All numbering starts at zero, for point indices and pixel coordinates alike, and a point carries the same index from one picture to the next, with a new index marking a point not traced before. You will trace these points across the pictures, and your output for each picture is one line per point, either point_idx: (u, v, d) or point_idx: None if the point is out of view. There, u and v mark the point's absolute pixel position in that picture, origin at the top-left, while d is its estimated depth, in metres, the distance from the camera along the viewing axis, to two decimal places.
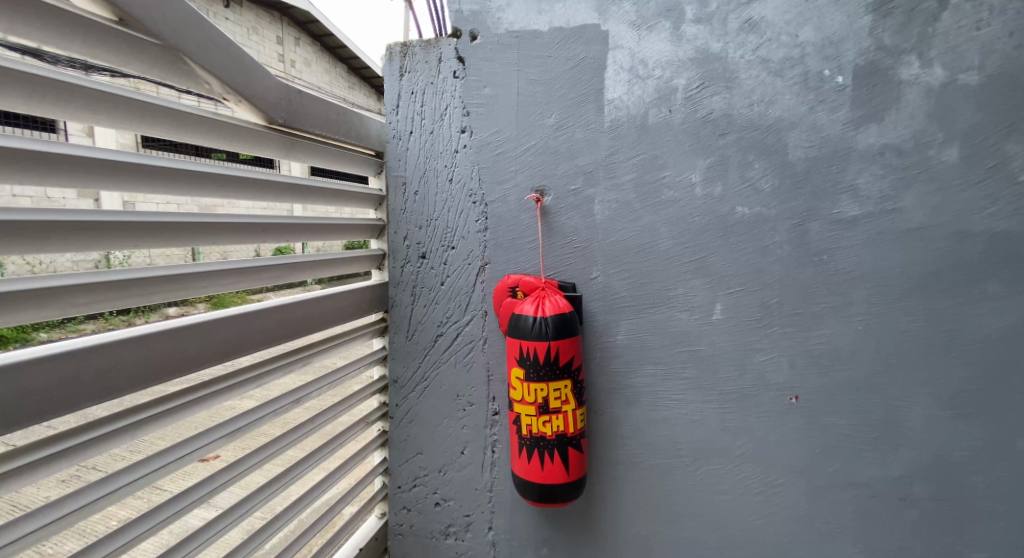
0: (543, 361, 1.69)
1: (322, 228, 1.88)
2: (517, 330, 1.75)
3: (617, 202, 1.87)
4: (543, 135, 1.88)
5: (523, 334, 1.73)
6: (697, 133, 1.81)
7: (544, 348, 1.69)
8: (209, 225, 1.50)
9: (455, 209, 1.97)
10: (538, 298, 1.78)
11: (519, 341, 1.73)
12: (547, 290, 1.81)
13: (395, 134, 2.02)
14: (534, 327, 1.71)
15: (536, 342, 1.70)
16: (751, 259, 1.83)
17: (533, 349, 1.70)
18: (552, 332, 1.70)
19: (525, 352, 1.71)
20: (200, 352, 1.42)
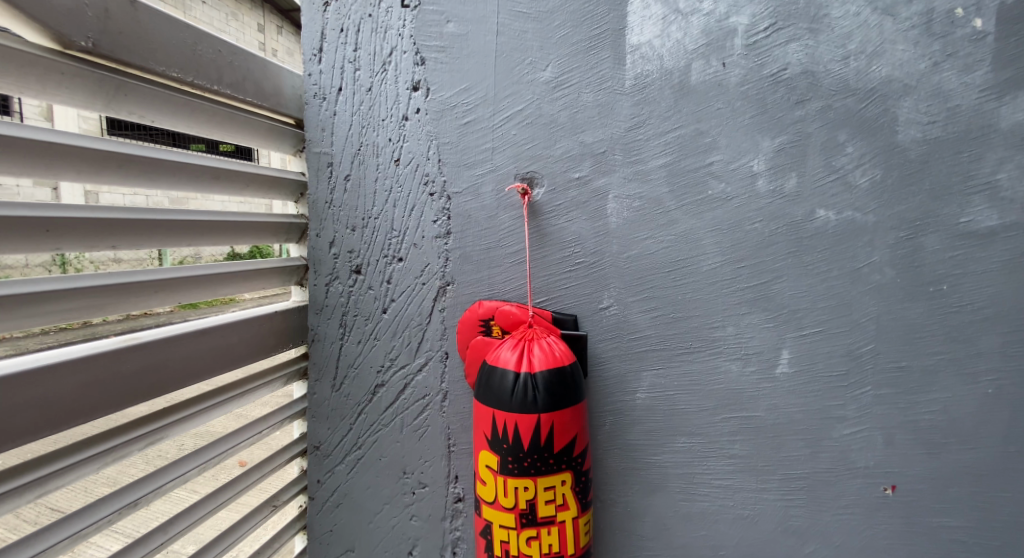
0: (529, 449, 1.08)
1: (203, 226, 1.27)
2: (489, 395, 1.13)
3: (641, 199, 1.27)
4: (533, 97, 1.26)
5: (499, 402, 1.11)
6: (763, 99, 1.21)
7: (531, 428, 1.08)
8: (145, 223, 1.15)
9: (404, 203, 1.34)
10: (524, 344, 1.16)
11: (492, 414, 1.11)
12: (538, 331, 1.20)
13: (318, 92, 1.37)
14: (516, 393, 1.10)
15: (519, 418, 1.08)
16: (835, 287, 1.25)
17: (514, 429, 1.08)
18: (544, 401, 1.09)
19: (501, 431, 1.10)
20: (111, 383, 1.05)
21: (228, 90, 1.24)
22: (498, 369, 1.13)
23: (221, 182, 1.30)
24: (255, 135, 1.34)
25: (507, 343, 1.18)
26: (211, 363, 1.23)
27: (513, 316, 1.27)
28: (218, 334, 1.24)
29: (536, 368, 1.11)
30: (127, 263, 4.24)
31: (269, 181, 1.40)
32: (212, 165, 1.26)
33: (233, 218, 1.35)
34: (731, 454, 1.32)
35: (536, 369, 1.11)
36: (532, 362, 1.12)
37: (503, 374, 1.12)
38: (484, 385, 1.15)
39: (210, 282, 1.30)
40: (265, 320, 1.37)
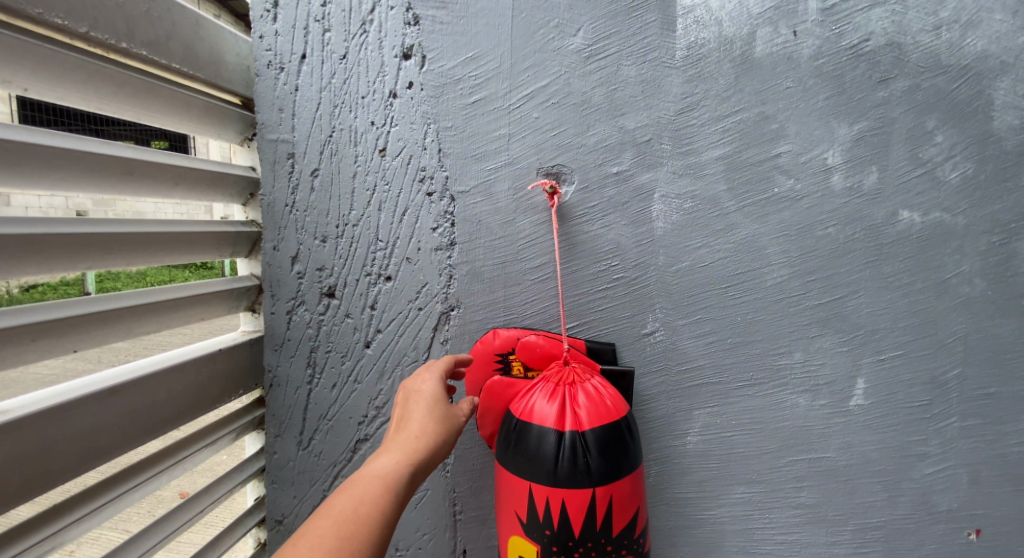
0: (580, 534, 0.84)
1: (111, 241, 0.91)
2: (521, 461, 0.88)
3: (693, 199, 1.03)
4: (559, 70, 1.00)
5: (537, 473, 0.86)
6: (840, 76, 1.00)
7: (582, 507, 0.84)
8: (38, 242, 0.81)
9: (392, 205, 1.04)
10: (563, 390, 0.91)
11: (529, 489, 0.86)
12: (577, 370, 0.95)
13: (274, 60, 1.02)
14: (560, 460, 0.85)
15: (567, 494, 0.84)
16: (919, 303, 1.05)
17: (561, 510, 0.84)
18: (596, 470, 0.85)
19: (542, 513, 0.85)
20: None
21: (142, 50, 0.89)
22: (533, 427, 0.88)
23: (137, 179, 0.94)
24: (184, 114, 0.99)
25: (540, 391, 0.92)
26: (124, 434, 0.89)
27: (542, 349, 1.00)
28: (134, 394, 0.90)
29: (585, 426, 0.87)
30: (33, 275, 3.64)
31: (208, 178, 1.04)
32: (123, 156, 0.90)
33: (156, 228, 0.99)
34: (797, 503, 1.11)
35: (585, 427, 0.87)
36: (577, 416, 0.88)
37: (540, 434, 0.87)
38: (513, 447, 0.89)
39: (120, 319, 0.95)
40: (203, 364, 1.03)
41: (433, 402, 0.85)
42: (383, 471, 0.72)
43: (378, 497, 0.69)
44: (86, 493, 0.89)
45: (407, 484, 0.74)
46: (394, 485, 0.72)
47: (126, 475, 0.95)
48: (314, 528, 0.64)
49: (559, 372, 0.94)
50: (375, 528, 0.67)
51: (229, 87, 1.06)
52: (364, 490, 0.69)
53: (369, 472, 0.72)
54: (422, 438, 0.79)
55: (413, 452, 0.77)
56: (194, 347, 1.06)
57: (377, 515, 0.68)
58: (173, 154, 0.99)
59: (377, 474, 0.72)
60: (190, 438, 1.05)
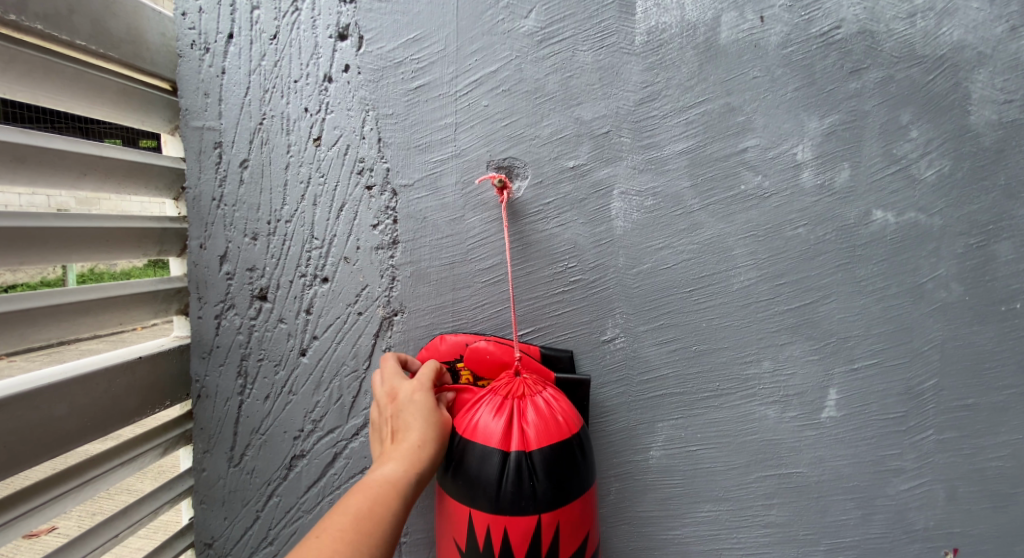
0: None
1: (8, 237, 0.81)
2: (462, 484, 0.79)
3: (656, 196, 0.95)
4: (510, 54, 0.93)
5: (478, 496, 0.78)
6: (809, 65, 0.93)
7: (525, 535, 0.76)
8: None
9: (328, 200, 0.96)
10: (514, 405, 0.82)
11: (468, 515, 0.78)
12: (528, 382, 0.85)
13: (198, 40, 0.95)
14: (503, 483, 0.77)
15: (508, 520, 0.76)
16: (893, 308, 0.98)
17: (502, 539, 0.76)
18: (543, 494, 0.77)
19: (483, 542, 0.77)
20: None
21: (36, 25, 0.83)
22: (479, 447, 0.79)
23: (32, 167, 0.85)
24: (93, 99, 0.92)
25: (487, 405, 0.83)
26: (10, 452, 0.79)
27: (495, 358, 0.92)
28: (23, 407, 0.81)
29: (533, 446, 0.79)
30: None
31: (124, 169, 0.96)
32: (10, 140, 0.81)
33: (61, 222, 0.88)
34: (767, 522, 1.03)
35: (533, 447, 0.78)
36: (525, 435, 0.79)
37: (485, 454, 0.78)
38: (455, 467, 0.81)
39: (12, 322, 0.83)
40: (117, 376, 0.93)
41: (434, 401, 0.79)
42: (390, 478, 0.69)
43: (386, 504, 0.67)
44: None
45: (413, 491, 0.71)
46: (402, 493, 0.69)
47: (12, 501, 0.82)
48: (331, 534, 0.62)
49: (508, 384, 0.85)
50: (383, 533, 0.65)
51: (151, 70, 0.98)
52: (373, 499, 0.67)
53: (378, 479, 0.69)
54: (429, 441, 0.75)
55: (420, 459, 0.73)
56: (111, 355, 0.97)
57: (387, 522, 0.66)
58: (79, 142, 0.91)
59: (385, 481, 0.69)
60: (103, 456, 0.94)
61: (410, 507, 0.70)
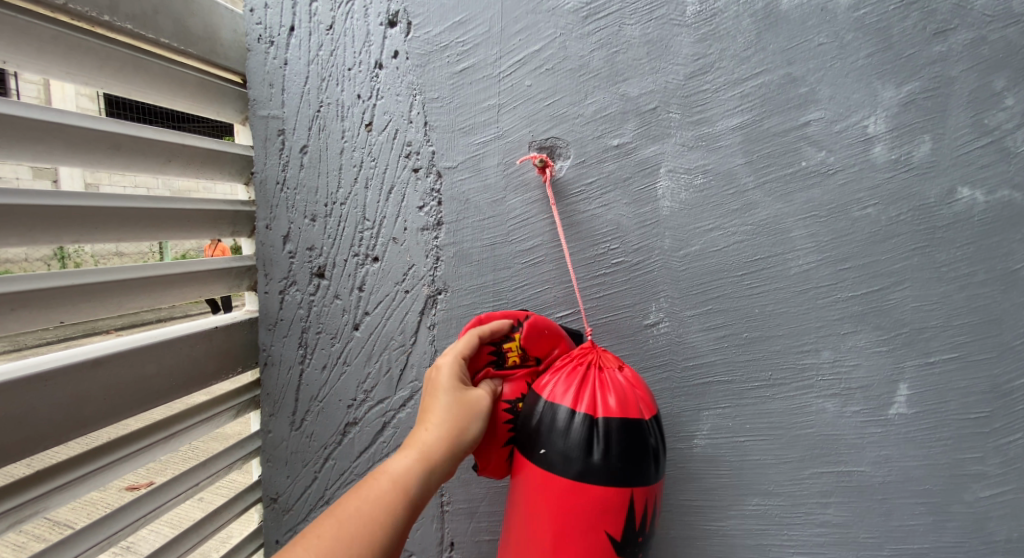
0: (594, 550, 0.74)
1: (105, 216, 0.92)
2: (589, 463, 0.74)
3: (706, 174, 0.91)
4: (554, 32, 0.92)
5: (607, 470, 0.74)
6: (884, 28, 0.85)
7: (614, 514, 0.74)
8: (36, 213, 0.83)
9: (378, 183, 1.00)
10: (605, 376, 0.80)
11: (630, 493, 0.74)
12: (600, 353, 0.85)
13: (263, 34, 1.03)
14: (631, 451, 0.75)
15: (603, 500, 0.74)
16: (979, 298, 0.88)
17: (648, 506, 0.77)
18: (656, 444, 0.78)
19: (640, 517, 0.75)
20: None
21: (127, 24, 0.91)
22: (565, 413, 0.77)
23: (125, 153, 0.96)
24: (176, 92, 1.02)
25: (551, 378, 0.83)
26: (111, 404, 0.91)
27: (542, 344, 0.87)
28: (121, 365, 0.92)
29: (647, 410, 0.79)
30: (127, 257, 3.96)
31: (202, 156, 1.06)
32: (108, 130, 0.91)
33: (150, 204, 0.99)
34: (822, 521, 0.96)
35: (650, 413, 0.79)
36: (641, 400, 0.80)
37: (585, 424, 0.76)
38: (573, 446, 0.75)
39: (112, 291, 0.94)
40: (197, 342, 1.04)
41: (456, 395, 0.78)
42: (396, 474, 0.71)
43: (385, 502, 0.68)
44: (73, 461, 0.88)
45: (420, 491, 0.71)
46: (406, 490, 0.70)
47: (115, 445, 0.94)
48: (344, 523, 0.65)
49: (599, 359, 0.83)
50: (379, 536, 0.66)
51: (225, 64, 1.07)
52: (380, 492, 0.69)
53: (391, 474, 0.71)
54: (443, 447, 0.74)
55: (431, 457, 0.73)
56: (191, 324, 1.08)
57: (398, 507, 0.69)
58: (164, 130, 1.01)
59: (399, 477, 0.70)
60: (186, 412, 1.06)
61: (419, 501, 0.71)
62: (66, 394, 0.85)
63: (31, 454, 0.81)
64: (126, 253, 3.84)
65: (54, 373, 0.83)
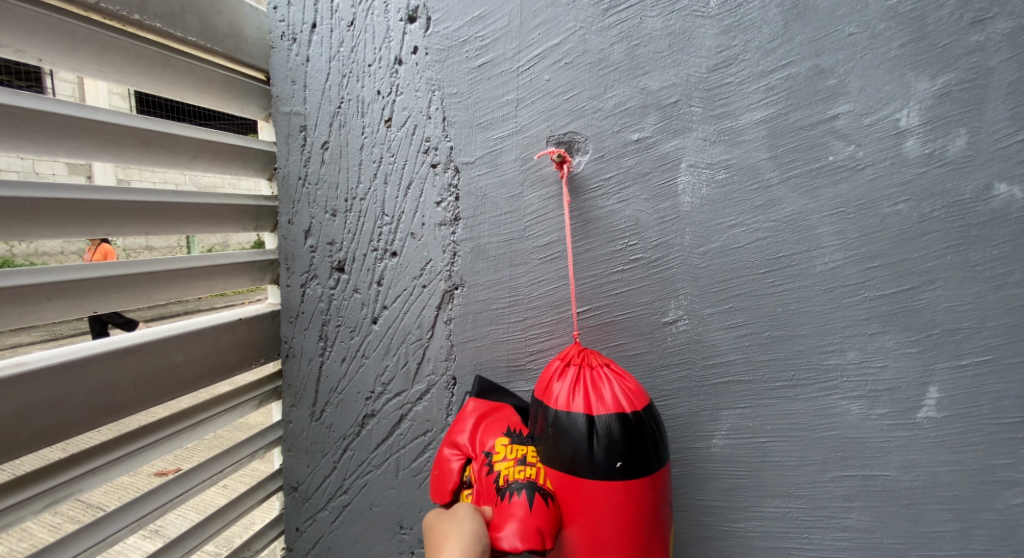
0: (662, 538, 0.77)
1: (135, 210, 0.95)
2: (638, 454, 0.75)
3: (728, 169, 0.89)
4: (574, 25, 0.91)
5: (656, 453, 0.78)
6: (918, 16, 0.82)
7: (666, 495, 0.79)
8: (71, 208, 0.86)
9: (397, 178, 1.01)
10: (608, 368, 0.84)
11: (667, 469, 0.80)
12: (591, 351, 0.87)
13: (287, 31, 1.05)
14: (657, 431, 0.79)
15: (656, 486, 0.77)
16: (1017, 298, 0.83)
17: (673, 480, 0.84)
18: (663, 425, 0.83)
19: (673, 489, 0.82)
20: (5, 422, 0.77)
21: (156, 23, 0.93)
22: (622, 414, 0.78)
23: (154, 149, 0.98)
24: (203, 90, 1.04)
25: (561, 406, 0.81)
26: (140, 392, 0.94)
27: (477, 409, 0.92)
28: (150, 355, 0.95)
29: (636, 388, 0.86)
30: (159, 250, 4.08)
31: (227, 152, 1.09)
32: (138, 126, 0.94)
33: (178, 199, 1.01)
34: (844, 525, 0.94)
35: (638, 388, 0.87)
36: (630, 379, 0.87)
37: (638, 423, 0.77)
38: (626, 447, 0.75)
39: (141, 283, 0.97)
40: (221, 333, 1.07)
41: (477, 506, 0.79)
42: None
43: None
44: (104, 446, 0.91)
45: None
46: None
47: (144, 432, 0.97)
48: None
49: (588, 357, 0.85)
50: None
51: (249, 61, 1.09)
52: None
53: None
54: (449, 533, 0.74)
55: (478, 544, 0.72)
56: (216, 316, 1.11)
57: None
58: (191, 127, 1.03)
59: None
60: (212, 402, 1.09)
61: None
62: (99, 382, 0.88)
63: (66, 438, 0.84)
64: (155, 248, 3.95)
65: (87, 362, 0.86)
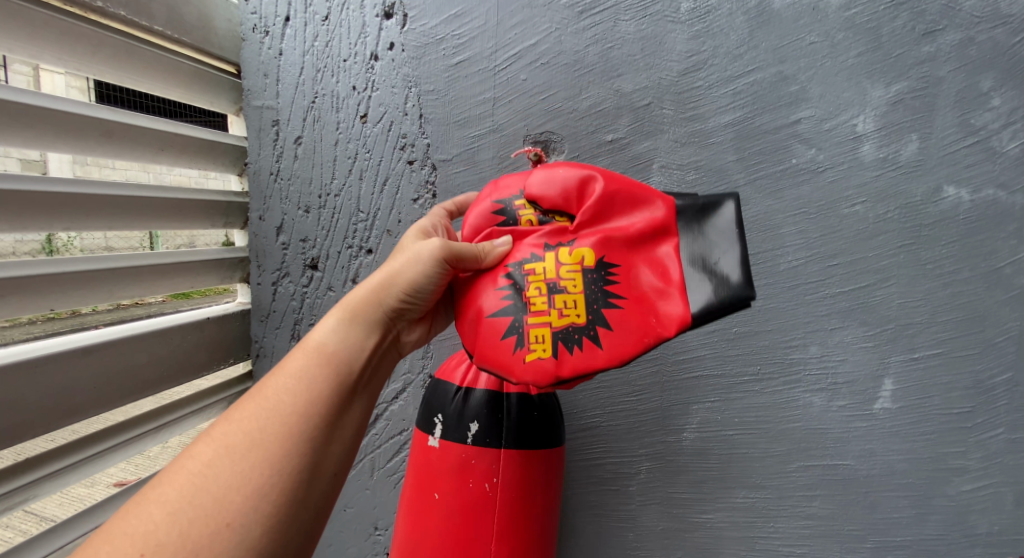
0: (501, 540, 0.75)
1: (97, 205, 0.91)
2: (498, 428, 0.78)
3: (698, 170, 0.92)
4: (550, 27, 0.92)
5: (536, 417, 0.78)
6: (875, 28, 0.86)
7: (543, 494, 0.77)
8: (23, 199, 0.81)
9: (373, 174, 1.00)
10: None
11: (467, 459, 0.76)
12: None
13: (258, 24, 1.03)
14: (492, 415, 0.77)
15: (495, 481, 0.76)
16: (964, 294, 0.89)
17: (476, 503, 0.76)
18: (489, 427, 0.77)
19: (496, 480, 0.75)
20: None
21: (119, 11, 0.90)
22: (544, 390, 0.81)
23: (117, 141, 0.95)
24: (170, 82, 1.02)
25: (698, 215, 0.65)
26: (101, 393, 0.90)
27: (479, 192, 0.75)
28: (111, 354, 0.91)
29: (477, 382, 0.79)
30: None
31: (195, 146, 1.06)
32: (99, 117, 0.91)
33: (142, 193, 0.98)
34: (808, 513, 0.97)
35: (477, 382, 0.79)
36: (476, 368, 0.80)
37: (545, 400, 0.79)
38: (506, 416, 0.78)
39: (102, 280, 0.94)
40: (189, 332, 1.04)
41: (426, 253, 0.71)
42: (322, 341, 0.68)
43: (293, 403, 0.62)
44: (60, 451, 0.88)
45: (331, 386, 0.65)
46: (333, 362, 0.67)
47: (104, 435, 0.95)
48: (125, 525, 0.54)
49: None
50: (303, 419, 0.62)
51: (219, 53, 1.06)
52: (295, 366, 0.65)
53: (213, 434, 0.60)
54: (378, 302, 0.71)
55: (358, 311, 0.71)
56: (182, 315, 1.08)
57: (306, 421, 0.62)
58: (156, 119, 1.01)
59: (220, 436, 0.60)
60: (177, 403, 1.06)
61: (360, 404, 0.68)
62: (57, 382, 0.84)
63: (21, 442, 0.80)
64: None
65: (44, 363, 0.82)
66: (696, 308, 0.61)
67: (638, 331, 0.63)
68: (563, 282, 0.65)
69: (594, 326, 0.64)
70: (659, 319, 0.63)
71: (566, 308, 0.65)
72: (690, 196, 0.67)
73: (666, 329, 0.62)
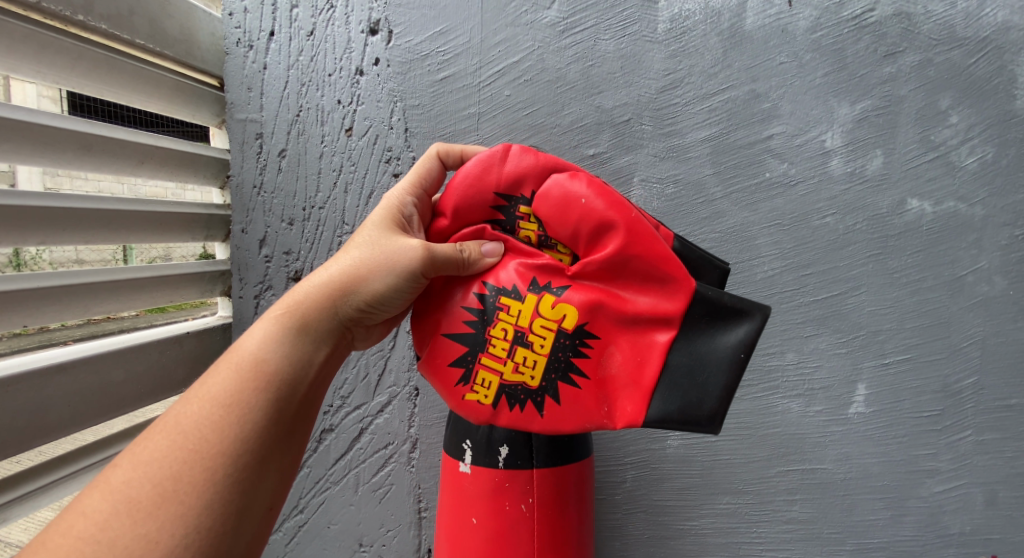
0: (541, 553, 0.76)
1: (73, 218, 0.90)
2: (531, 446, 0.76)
3: (677, 183, 0.95)
4: (533, 45, 0.95)
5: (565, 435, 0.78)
6: (839, 49, 0.91)
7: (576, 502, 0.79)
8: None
9: (358, 187, 1.01)
10: None
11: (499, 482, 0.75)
12: None
13: (243, 38, 1.04)
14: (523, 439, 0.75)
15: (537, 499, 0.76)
16: (929, 302, 0.93)
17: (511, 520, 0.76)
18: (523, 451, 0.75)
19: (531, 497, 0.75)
20: None
21: (101, 24, 0.90)
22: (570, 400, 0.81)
23: (95, 154, 0.94)
24: (151, 94, 1.01)
25: (711, 319, 0.66)
26: (74, 411, 0.88)
27: (479, 162, 0.72)
28: (86, 371, 0.89)
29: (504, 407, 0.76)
30: None
31: (177, 158, 1.05)
32: (77, 130, 0.89)
33: (119, 206, 0.97)
34: (788, 517, 0.99)
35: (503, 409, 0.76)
36: None
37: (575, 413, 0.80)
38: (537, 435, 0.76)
39: (78, 295, 0.92)
40: (167, 347, 1.02)
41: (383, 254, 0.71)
42: (259, 354, 0.66)
43: (212, 434, 0.61)
44: (33, 472, 0.87)
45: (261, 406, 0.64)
46: (264, 380, 0.65)
47: (76, 455, 0.93)
48: None
49: None
50: (224, 448, 0.60)
51: (201, 67, 1.06)
52: (218, 390, 0.63)
53: (112, 485, 0.57)
54: (325, 306, 0.70)
55: (298, 314, 0.69)
56: (160, 330, 1.06)
57: (226, 449, 0.60)
58: (137, 132, 1.00)
59: (120, 488, 0.57)
60: None
61: (297, 425, 0.66)
62: (28, 401, 0.82)
63: None
64: None
65: (15, 381, 0.80)
66: (651, 417, 0.65)
67: (595, 408, 0.68)
68: (532, 336, 0.68)
69: (544, 393, 0.68)
70: (611, 409, 0.67)
71: (523, 365, 0.68)
72: (717, 291, 0.67)
73: (620, 416, 0.66)
